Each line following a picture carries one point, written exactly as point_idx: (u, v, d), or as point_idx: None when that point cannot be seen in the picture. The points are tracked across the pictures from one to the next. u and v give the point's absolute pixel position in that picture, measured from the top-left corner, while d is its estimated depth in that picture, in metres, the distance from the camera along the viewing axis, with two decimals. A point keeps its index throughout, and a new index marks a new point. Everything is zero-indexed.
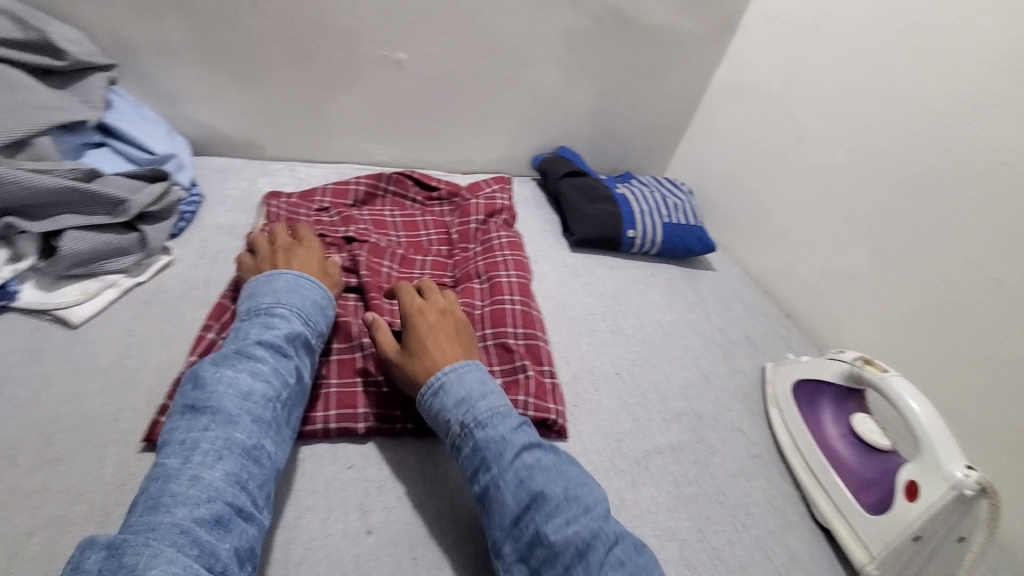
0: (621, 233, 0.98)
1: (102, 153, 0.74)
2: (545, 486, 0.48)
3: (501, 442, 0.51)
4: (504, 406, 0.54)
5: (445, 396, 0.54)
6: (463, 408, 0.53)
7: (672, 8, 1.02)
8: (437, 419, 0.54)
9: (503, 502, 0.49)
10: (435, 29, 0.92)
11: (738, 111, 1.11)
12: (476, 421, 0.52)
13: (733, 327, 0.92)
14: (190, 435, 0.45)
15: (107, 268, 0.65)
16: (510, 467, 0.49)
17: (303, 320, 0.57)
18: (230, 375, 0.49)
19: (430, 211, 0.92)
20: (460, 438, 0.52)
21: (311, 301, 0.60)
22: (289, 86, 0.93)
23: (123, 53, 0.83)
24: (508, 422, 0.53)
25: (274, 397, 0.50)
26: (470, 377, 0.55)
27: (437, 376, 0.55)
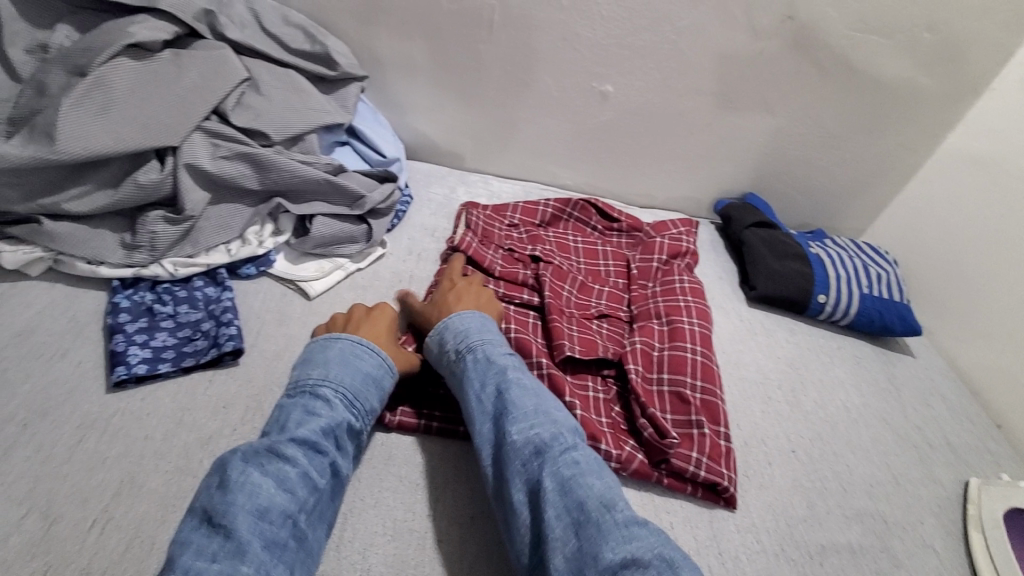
0: (809, 296, 0.90)
1: (346, 151, 0.86)
2: (517, 400, 0.56)
3: (487, 363, 0.59)
4: (494, 339, 0.63)
5: (447, 328, 0.64)
6: (460, 337, 0.62)
7: (912, 63, 0.93)
8: (434, 348, 0.64)
9: (482, 409, 0.57)
10: (648, 66, 0.94)
11: (973, 182, 0.97)
12: (469, 347, 0.61)
13: (933, 427, 0.80)
14: (195, 563, 0.41)
15: (339, 252, 0.75)
16: (494, 385, 0.57)
17: (342, 409, 0.55)
18: (255, 480, 0.46)
19: (609, 242, 0.93)
20: (454, 361, 0.61)
21: (361, 376, 0.58)
22: (499, 107, 1.00)
23: (373, 66, 0.95)
24: (499, 351, 0.62)
25: (295, 511, 0.47)
26: (471, 319, 0.64)
27: (444, 319, 0.65)
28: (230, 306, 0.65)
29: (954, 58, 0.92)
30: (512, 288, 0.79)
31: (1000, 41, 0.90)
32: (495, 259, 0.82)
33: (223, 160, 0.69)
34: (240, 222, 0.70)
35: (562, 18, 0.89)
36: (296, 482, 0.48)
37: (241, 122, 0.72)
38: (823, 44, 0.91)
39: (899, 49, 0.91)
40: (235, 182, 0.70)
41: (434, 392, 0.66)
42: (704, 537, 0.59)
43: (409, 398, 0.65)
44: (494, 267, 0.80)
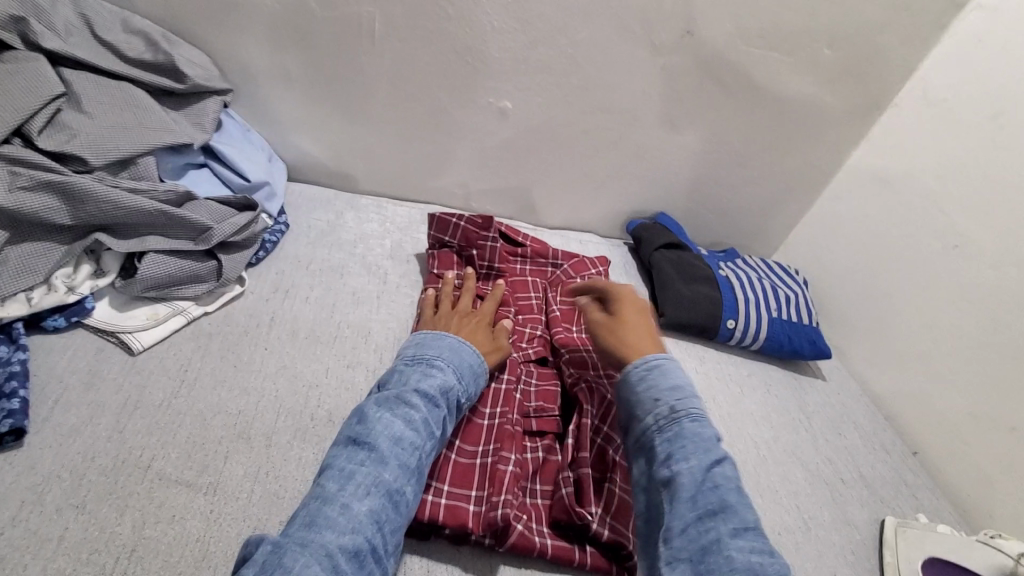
0: (718, 322, 0.87)
1: (202, 174, 0.75)
2: (741, 513, 0.43)
3: (709, 443, 0.47)
4: (708, 411, 0.50)
5: (661, 376, 0.52)
6: (676, 394, 0.50)
7: (813, 80, 0.91)
8: (642, 393, 0.52)
9: (692, 503, 0.43)
10: (547, 81, 0.88)
11: (877, 201, 0.96)
12: (687, 413, 0.49)
13: (845, 460, 0.76)
14: (348, 465, 0.46)
15: (181, 294, 0.64)
16: (709, 469, 0.45)
17: (456, 375, 0.57)
18: (387, 418, 0.50)
19: (511, 270, 0.86)
20: (661, 420, 0.49)
21: (470, 355, 0.61)
22: (391, 125, 0.92)
23: (242, 79, 0.85)
24: (715, 431, 0.49)
25: (420, 447, 0.50)
26: (676, 368, 0.53)
27: (653, 358, 0.54)
28: (18, 372, 0.52)
29: (854, 75, 0.91)
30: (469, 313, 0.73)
31: (895, 59, 0.89)
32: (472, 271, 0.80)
33: (23, 191, 0.56)
34: (46, 265, 0.57)
35: (451, 29, 0.81)
36: (421, 426, 0.51)
37: (51, 145, 0.60)
38: (726, 60, 0.87)
39: (800, 65, 0.89)
40: (39, 217, 0.57)
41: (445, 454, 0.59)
42: None
43: None
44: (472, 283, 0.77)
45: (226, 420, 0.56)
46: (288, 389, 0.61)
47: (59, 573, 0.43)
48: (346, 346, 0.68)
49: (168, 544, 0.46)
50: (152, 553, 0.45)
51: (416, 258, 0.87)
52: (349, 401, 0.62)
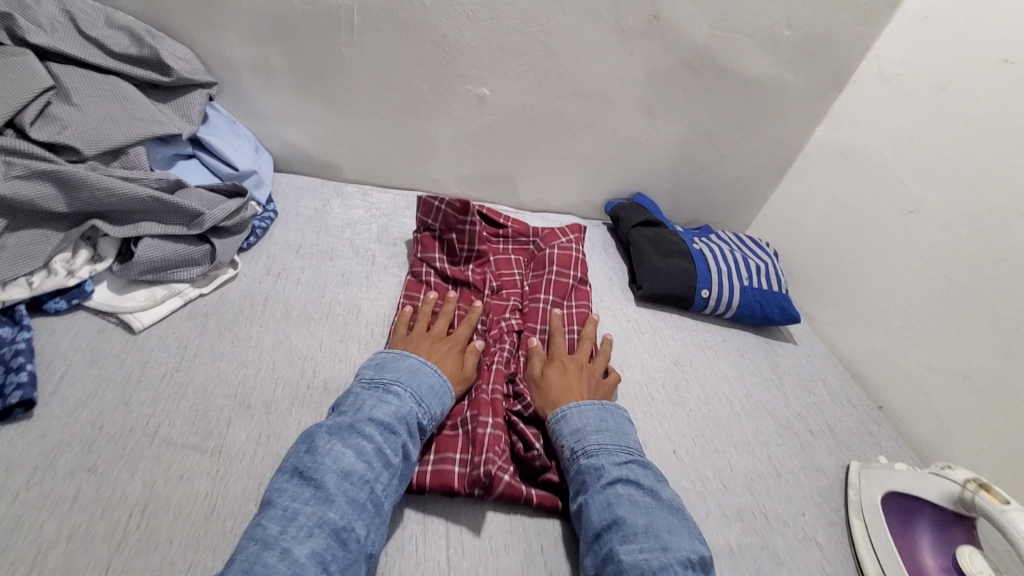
0: (693, 292, 0.92)
1: (191, 165, 0.78)
2: (628, 517, 0.51)
3: (599, 469, 0.56)
4: (615, 444, 0.59)
5: (564, 423, 0.61)
6: (576, 437, 0.60)
7: (775, 60, 0.96)
8: (555, 441, 0.62)
9: (589, 517, 0.52)
10: (522, 67, 0.91)
11: (840, 174, 1.01)
12: (584, 450, 0.58)
13: (814, 414, 0.81)
14: (292, 504, 0.45)
15: (177, 277, 0.67)
16: (603, 489, 0.54)
17: (415, 401, 0.58)
18: (338, 449, 0.50)
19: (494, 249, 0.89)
20: (568, 461, 0.59)
21: (427, 384, 0.61)
22: (374, 114, 0.95)
23: (226, 73, 0.87)
24: (614, 457, 0.57)
25: (372, 479, 0.49)
26: (590, 413, 0.62)
27: (561, 408, 0.63)
28: (24, 349, 0.55)
29: (813, 55, 0.96)
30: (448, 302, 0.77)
31: (850, 38, 0.95)
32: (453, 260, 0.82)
33: (18, 181, 0.58)
34: (45, 250, 0.60)
35: (428, 19, 0.85)
36: (375, 456, 0.51)
37: (43, 137, 0.63)
38: (691, 43, 0.92)
39: (762, 46, 0.94)
40: (35, 205, 0.59)
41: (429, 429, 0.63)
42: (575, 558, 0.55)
43: None
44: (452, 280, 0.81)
45: (227, 390, 0.59)
46: (284, 361, 0.64)
47: (77, 527, 0.46)
48: (338, 322, 0.71)
49: (178, 500, 0.49)
50: (163, 508, 0.48)
51: (403, 241, 0.90)
52: (343, 372, 0.65)
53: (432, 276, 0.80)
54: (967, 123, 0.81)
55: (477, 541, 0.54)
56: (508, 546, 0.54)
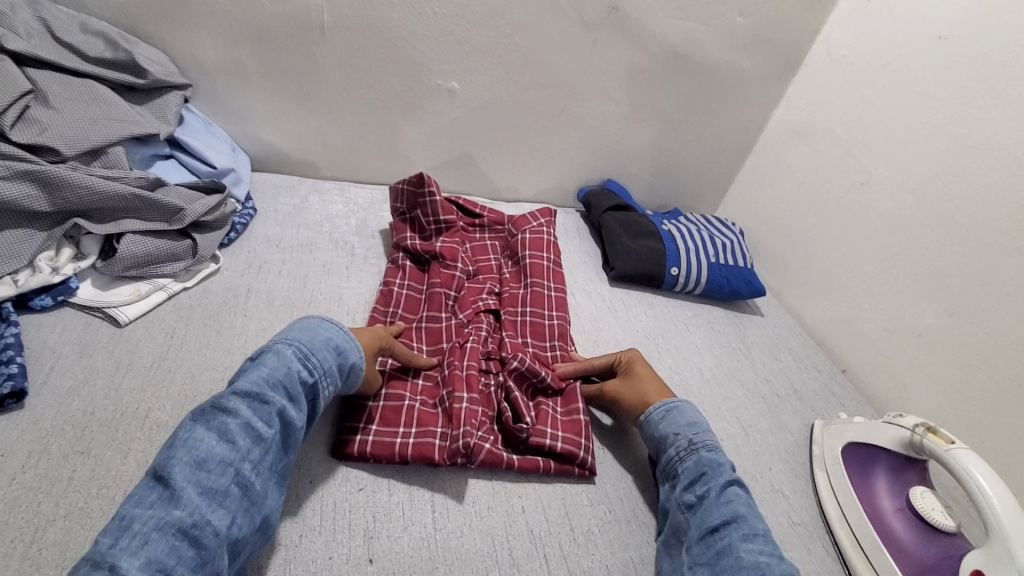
0: (663, 270, 0.96)
1: (169, 164, 0.80)
2: (748, 518, 0.52)
3: (722, 466, 0.57)
4: (721, 446, 0.61)
5: (679, 415, 0.63)
6: (693, 430, 0.61)
7: (730, 46, 1.01)
8: (664, 428, 0.62)
9: (711, 510, 0.53)
10: (490, 60, 0.95)
11: (797, 153, 1.06)
12: (704, 445, 0.59)
13: (780, 379, 0.86)
14: (130, 511, 0.40)
15: (160, 272, 0.69)
16: (722, 488, 0.54)
17: (293, 360, 0.52)
18: (195, 436, 0.44)
19: (470, 237, 0.93)
20: (683, 450, 0.59)
21: (316, 339, 0.55)
22: (347, 112, 0.97)
23: (199, 75, 0.89)
24: (726, 459, 0.59)
25: (236, 461, 0.45)
26: (698, 413, 0.64)
27: (676, 402, 0.64)
28: (13, 343, 0.57)
29: (766, 40, 1.01)
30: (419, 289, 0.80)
31: (799, 22, 1.00)
32: (427, 247, 0.85)
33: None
34: (30, 248, 0.61)
35: (396, 17, 0.88)
36: (241, 435, 0.46)
37: (23, 139, 0.64)
38: (650, 33, 0.96)
39: (717, 33, 0.99)
40: (17, 204, 0.60)
41: (409, 403, 0.63)
42: (556, 515, 0.58)
43: (380, 414, 0.61)
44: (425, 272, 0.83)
45: (214, 376, 0.61)
46: None
47: (74, 505, 0.47)
48: (319, 311, 0.74)
49: None
50: None
51: (381, 233, 0.92)
52: None
53: (406, 263, 0.83)
54: (908, 97, 0.86)
55: (461, 504, 0.57)
56: (492, 508, 0.57)
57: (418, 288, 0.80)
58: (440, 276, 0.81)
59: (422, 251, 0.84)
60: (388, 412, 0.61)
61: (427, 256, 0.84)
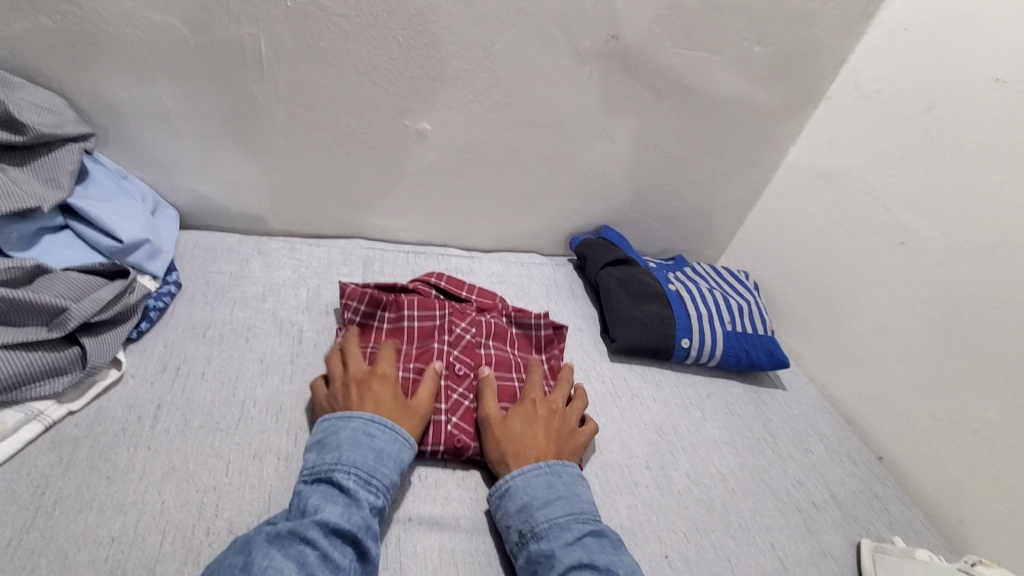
0: (672, 342, 0.83)
1: (61, 239, 0.64)
2: None
3: (552, 555, 0.50)
4: (564, 516, 0.53)
5: (509, 499, 0.55)
6: (522, 515, 0.53)
7: (745, 79, 0.87)
8: (498, 519, 0.55)
9: None
10: (467, 97, 0.80)
11: (818, 198, 0.93)
12: (533, 531, 0.52)
13: (814, 480, 0.73)
14: None
15: (35, 394, 0.53)
16: None
17: (362, 481, 0.51)
18: (277, 565, 0.43)
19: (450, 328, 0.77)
20: (517, 546, 0.52)
21: (374, 454, 0.53)
22: (297, 157, 0.81)
23: (111, 119, 0.73)
24: (567, 535, 0.52)
25: None
26: (533, 481, 0.56)
27: (502, 481, 0.56)
28: None
29: (785, 72, 0.88)
30: None
31: (822, 53, 0.87)
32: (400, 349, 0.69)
33: None
34: None
35: (352, 48, 0.72)
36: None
37: None
38: (653, 64, 0.82)
39: (730, 64, 0.85)
40: None
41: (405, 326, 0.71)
42: None
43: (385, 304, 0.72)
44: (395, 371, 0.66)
45: (94, 554, 0.46)
46: (176, 499, 0.51)
47: None
48: (251, 431, 0.58)
49: None
50: None
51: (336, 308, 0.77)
52: (254, 507, 0.52)
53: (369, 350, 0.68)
54: (956, 146, 0.74)
55: None
56: None
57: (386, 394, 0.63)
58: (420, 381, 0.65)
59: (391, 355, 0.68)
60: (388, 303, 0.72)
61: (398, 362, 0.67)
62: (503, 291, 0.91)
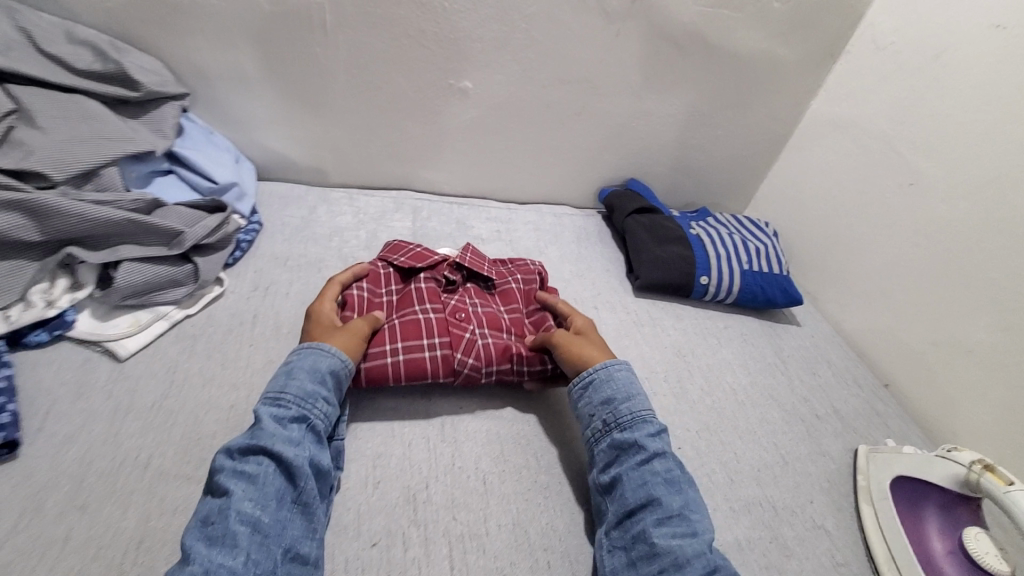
0: (692, 280, 0.91)
1: (169, 181, 0.76)
2: (663, 497, 0.53)
3: (636, 441, 0.57)
4: (645, 411, 0.60)
5: (595, 391, 0.62)
6: (608, 407, 0.61)
7: (764, 34, 0.93)
8: (582, 408, 0.62)
9: (624, 495, 0.54)
10: (505, 57, 0.89)
11: (834, 148, 0.99)
12: (617, 422, 0.59)
13: (819, 397, 0.80)
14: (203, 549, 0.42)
15: (161, 300, 0.65)
16: (635, 467, 0.55)
17: (290, 397, 0.53)
18: (236, 481, 0.46)
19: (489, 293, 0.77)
20: (600, 432, 0.60)
21: (297, 371, 0.55)
22: (354, 115, 0.92)
23: (199, 81, 0.84)
24: (648, 428, 0.59)
25: (278, 495, 0.47)
26: (619, 379, 0.63)
27: (588, 372, 0.63)
28: (6, 384, 0.53)
29: (803, 27, 0.93)
30: (452, 322, 0.67)
31: (839, 6, 0.91)
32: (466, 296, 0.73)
33: None
34: (21, 282, 0.58)
35: (404, 13, 0.82)
36: (237, 483, 0.46)
37: (9, 163, 0.60)
38: (676, 21, 0.89)
39: (750, 20, 0.91)
40: (7, 236, 0.57)
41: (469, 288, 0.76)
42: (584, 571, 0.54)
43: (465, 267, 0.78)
44: (467, 313, 0.69)
45: (217, 416, 0.58)
46: None
47: (71, 568, 0.45)
48: None
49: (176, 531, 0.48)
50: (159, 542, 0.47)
51: None
52: None
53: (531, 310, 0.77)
54: (960, 89, 0.79)
55: (483, 557, 0.52)
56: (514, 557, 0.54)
57: (447, 323, 0.67)
58: (466, 324, 0.68)
59: (459, 301, 0.71)
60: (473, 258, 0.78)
61: (456, 298, 0.72)
62: (537, 237, 1.00)
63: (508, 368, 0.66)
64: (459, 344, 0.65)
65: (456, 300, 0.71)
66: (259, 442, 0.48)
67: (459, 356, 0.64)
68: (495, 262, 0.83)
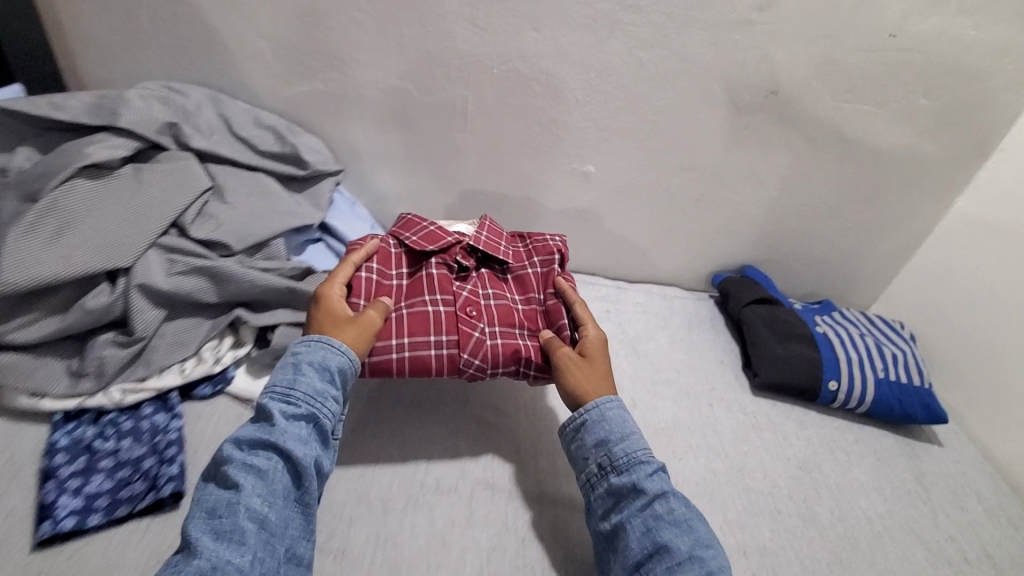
0: (818, 383, 0.85)
1: (319, 249, 0.84)
2: (672, 541, 0.54)
3: (636, 487, 0.58)
4: (641, 451, 0.61)
5: (586, 433, 0.63)
6: (602, 450, 0.62)
7: (907, 129, 0.88)
8: (576, 451, 0.64)
9: (630, 543, 0.55)
10: (629, 146, 0.91)
11: (988, 251, 0.90)
12: (614, 466, 0.60)
13: (971, 538, 0.71)
14: (210, 542, 0.47)
15: None
16: (641, 513, 0.56)
17: (283, 394, 0.57)
18: (237, 475, 0.51)
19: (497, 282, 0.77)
20: (597, 477, 0.61)
21: (291, 367, 0.59)
22: (481, 192, 0.98)
23: (351, 159, 0.94)
24: (648, 468, 0.59)
25: (274, 487, 0.52)
26: (610, 417, 0.63)
27: (580, 414, 0.64)
28: (176, 440, 0.61)
29: (954, 123, 0.86)
30: (446, 317, 0.69)
31: (1000, 105, 0.85)
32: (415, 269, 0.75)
33: (179, 276, 0.66)
34: (197, 338, 0.67)
35: (539, 104, 0.87)
36: (243, 477, 0.51)
37: (201, 235, 0.70)
38: (810, 117, 0.87)
39: (892, 116, 0.87)
40: (193, 297, 0.67)
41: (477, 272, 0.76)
42: None
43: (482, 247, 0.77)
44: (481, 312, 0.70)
45: None
46: None
47: None
48: None
49: None
50: None
51: None
52: None
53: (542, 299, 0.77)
54: None
55: None
56: None
57: (455, 324, 0.68)
58: (475, 321, 0.69)
59: (464, 289, 0.72)
60: (488, 241, 0.77)
61: (457, 284, 0.73)
62: (647, 319, 0.99)
63: (513, 369, 0.69)
64: (442, 339, 0.67)
65: (454, 287, 0.72)
66: (267, 439, 0.53)
67: (470, 359, 0.66)
68: (512, 239, 0.83)
